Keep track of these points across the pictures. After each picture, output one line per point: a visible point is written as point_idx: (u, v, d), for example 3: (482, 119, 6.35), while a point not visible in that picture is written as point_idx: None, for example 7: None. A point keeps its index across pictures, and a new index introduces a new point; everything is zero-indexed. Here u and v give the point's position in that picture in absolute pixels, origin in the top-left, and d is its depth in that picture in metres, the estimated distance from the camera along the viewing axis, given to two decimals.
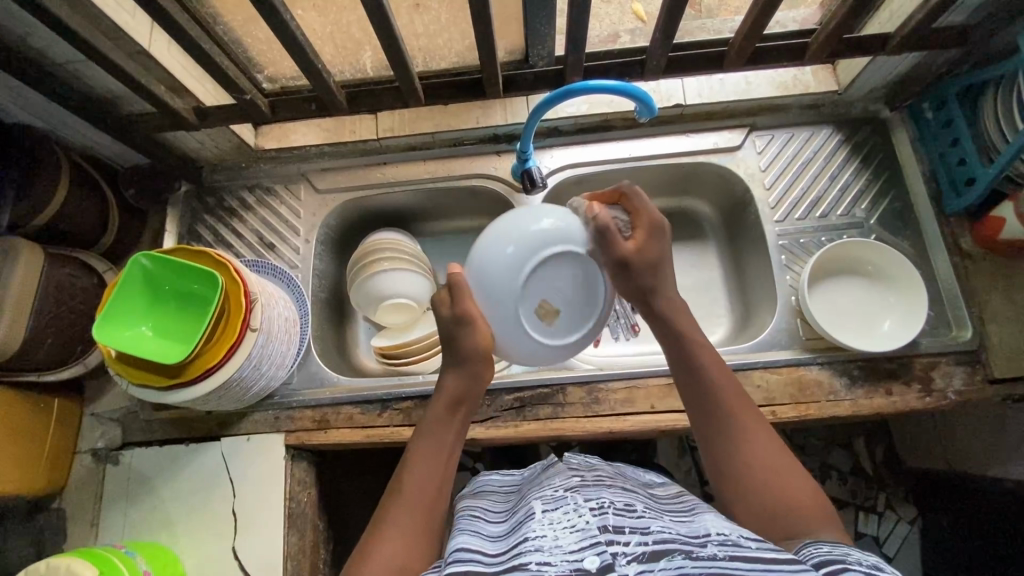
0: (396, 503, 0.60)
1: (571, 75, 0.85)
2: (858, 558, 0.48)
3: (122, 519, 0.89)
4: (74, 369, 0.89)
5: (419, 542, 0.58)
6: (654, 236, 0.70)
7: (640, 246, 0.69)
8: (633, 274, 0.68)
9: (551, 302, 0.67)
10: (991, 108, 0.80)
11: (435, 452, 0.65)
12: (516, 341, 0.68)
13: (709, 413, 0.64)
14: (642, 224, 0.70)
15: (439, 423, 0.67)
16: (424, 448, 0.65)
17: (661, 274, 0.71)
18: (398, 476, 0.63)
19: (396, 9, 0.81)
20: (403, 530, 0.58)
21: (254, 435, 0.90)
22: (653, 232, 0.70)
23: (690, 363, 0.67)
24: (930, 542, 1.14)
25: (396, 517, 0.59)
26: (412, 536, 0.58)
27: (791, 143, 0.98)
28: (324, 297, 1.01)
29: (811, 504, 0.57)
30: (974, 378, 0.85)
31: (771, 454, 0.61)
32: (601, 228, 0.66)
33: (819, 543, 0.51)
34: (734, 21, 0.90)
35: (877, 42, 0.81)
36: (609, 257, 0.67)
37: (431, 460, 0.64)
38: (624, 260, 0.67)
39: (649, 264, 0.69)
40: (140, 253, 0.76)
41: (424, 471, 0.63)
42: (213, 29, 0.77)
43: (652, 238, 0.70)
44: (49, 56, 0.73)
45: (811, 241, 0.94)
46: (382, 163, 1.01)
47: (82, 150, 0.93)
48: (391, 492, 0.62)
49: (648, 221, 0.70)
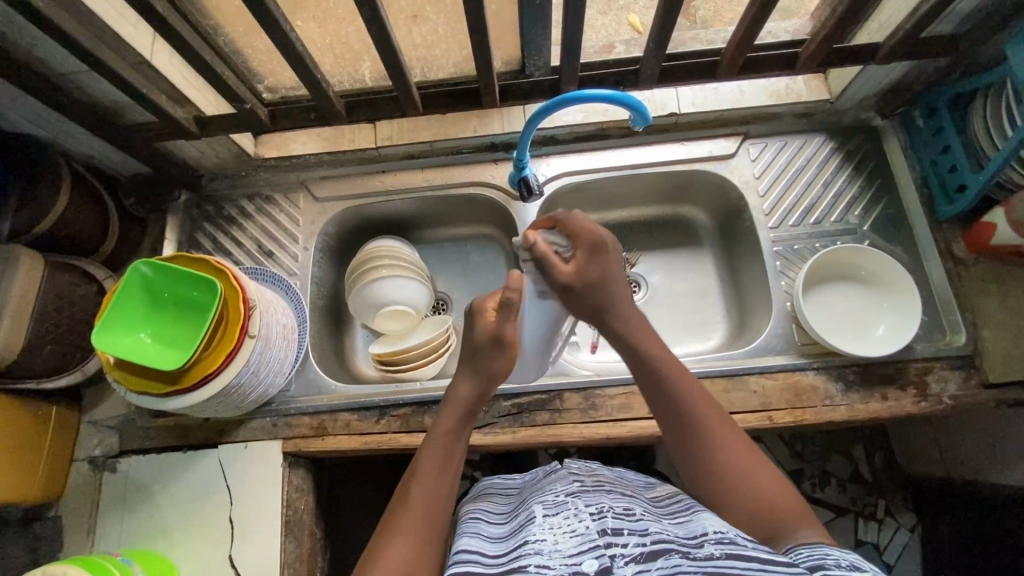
0: (401, 513, 0.60)
1: (566, 84, 0.87)
2: (836, 559, 0.48)
3: (119, 528, 0.88)
4: (72, 376, 0.89)
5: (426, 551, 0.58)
6: (592, 256, 0.72)
7: (577, 270, 0.72)
8: (578, 295, 0.72)
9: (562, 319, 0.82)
10: (981, 117, 0.82)
11: (441, 461, 0.64)
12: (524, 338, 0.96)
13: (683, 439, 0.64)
14: (581, 245, 0.73)
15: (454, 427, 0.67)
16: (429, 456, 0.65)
17: (609, 293, 0.71)
18: (402, 488, 0.63)
19: (393, 21, 0.82)
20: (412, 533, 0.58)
21: (252, 441, 0.90)
22: (586, 252, 0.72)
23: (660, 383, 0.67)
24: (930, 549, 1.14)
25: (406, 522, 0.59)
26: (420, 546, 0.58)
27: (786, 150, 0.99)
28: (323, 304, 1.02)
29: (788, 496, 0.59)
30: (969, 383, 0.85)
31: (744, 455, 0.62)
32: (538, 258, 0.75)
33: (799, 546, 0.52)
34: (726, 31, 0.92)
35: (867, 52, 0.83)
36: (554, 282, 0.74)
37: (438, 469, 0.64)
38: (563, 284, 0.73)
39: (594, 281, 0.72)
40: (141, 260, 0.76)
41: (429, 480, 0.62)
42: (215, 40, 0.79)
43: (590, 257, 0.72)
44: (52, 66, 0.74)
45: (806, 247, 0.95)
46: (381, 171, 1.02)
47: (84, 159, 0.94)
48: (396, 503, 0.62)
49: (587, 240, 0.73)
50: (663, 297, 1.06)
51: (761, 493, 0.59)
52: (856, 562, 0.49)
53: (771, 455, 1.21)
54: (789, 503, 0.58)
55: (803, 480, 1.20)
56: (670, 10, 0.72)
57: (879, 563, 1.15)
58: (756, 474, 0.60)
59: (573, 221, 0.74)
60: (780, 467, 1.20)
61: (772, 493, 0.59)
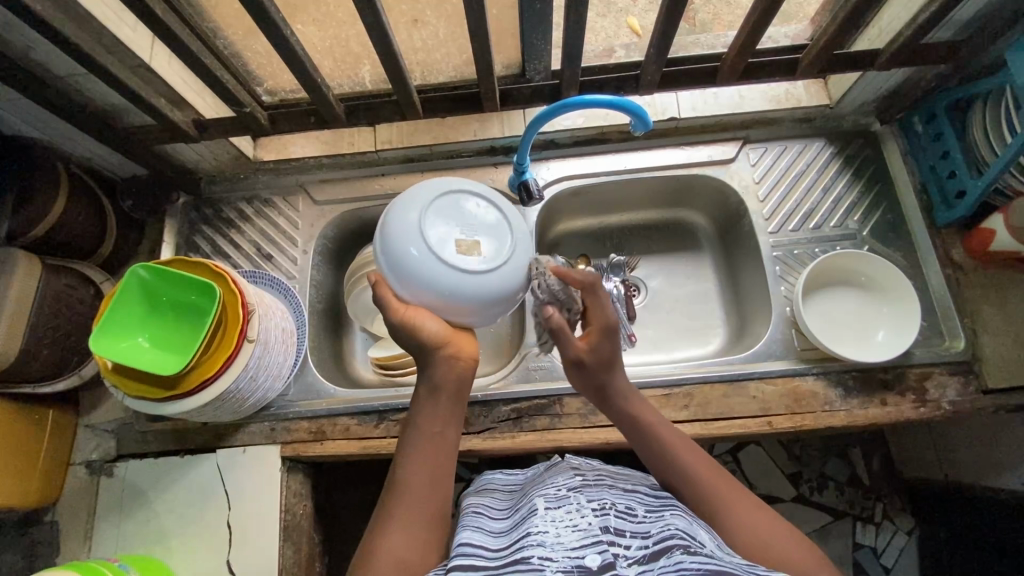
0: (389, 508, 0.59)
1: (567, 89, 0.86)
2: None
3: (115, 533, 0.88)
4: (69, 380, 0.89)
5: (415, 550, 0.57)
6: (602, 339, 0.68)
7: (588, 348, 0.68)
8: (586, 371, 0.69)
9: (450, 233, 0.65)
10: (980, 124, 0.82)
11: (427, 447, 0.62)
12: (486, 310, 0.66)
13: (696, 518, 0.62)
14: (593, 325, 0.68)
15: (429, 403, 0.64)
16: (416, 441, 0.63)
17: (614, 378, 0.69)
18: (390, 479, 0.62)
19: (394, 24, 0.82)
20: (406, 525, 0.58)
21: (250, 446, 0.89)
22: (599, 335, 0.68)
23: (666, 460, 0.66)
24: (927, 553, 1.14)
25: (397, 514, 0.59)
26: (408, 541, 0.57)
27: (784, 155, 0.99)
28: (321, 307, 1.01)
29: (801, 552, 0.57)
30: (968, 389, 0.86)
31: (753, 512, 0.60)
32: (555, 330, 0.69)
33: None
34: (726, 36, 0.92)
35: (867, 58, 0.83)
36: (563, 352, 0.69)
37: (423, 455, 0.62)
38: (574, 360, 0.68)
39: (603, 363, 0.69)
40: (138, 265, 0.75)
41: (413, 472, 0.61)
42: (214, 43, 0.78)
43: (605, 338, 0.68)
44: (50, 69, 0.74)
45: (805, 252, 0.95)
46: (380, 174, 1.02)
47: (81, 162, 0.94)
48: (385, 496, 0.61)
49: (601, 322, 0.68)
50: (661, 302, 1.06)
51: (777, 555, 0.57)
52: None
53: (770, 459, 1.21)
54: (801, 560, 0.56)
55: (801, 483, 1.20)
56: (671, 16, 0.72)
57: (877, 567, 1.15)
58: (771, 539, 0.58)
59: (597, 301, 0.69)
60: (779, 471, 1.20)
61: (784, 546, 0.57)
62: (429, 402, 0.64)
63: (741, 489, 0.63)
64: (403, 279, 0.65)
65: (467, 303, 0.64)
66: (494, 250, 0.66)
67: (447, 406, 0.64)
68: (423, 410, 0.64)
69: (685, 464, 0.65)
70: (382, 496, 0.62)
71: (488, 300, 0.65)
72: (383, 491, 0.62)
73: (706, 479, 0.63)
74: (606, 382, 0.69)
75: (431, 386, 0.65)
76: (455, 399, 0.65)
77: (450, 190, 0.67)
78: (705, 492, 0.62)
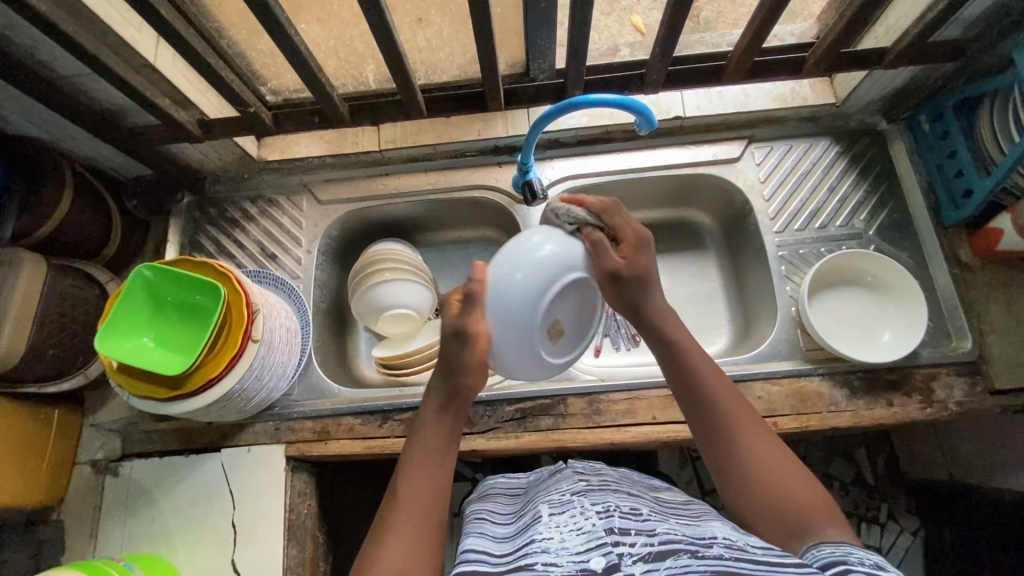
0: (390, 517, 0.59)
1: (571, 89, 0.86)
2: (859, 557, 0.50)
3: (121, 532, 0.88)
4: (75, 379, 0.89)
5: (418, 556, 0.56)
6: (639, 251, 0.68)
7: (626, 260, 0.67)
8: (627, 286, 0.67)
9: (554, 314, 0.67)
10: (987, 123, 0.81)
11: (428, 458, 0.63)
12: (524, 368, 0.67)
13: (710, 426, 0.63)
14: (629, 236, 0.68)
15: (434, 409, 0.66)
16: (417, 452, 0.63)
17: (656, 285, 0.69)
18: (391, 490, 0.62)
19: (398, 24, 0.82)
20: (405, 540, 0.57)
21: (255, 446, 0.89)
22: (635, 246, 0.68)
23: (683, 373, 0.66)
24: (932, 554, 1.14)
25: (397, 526, 0.58)
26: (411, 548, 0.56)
27: (790, 155, 0.98)
28: (325, 306, 1.01)
29: (813, 498, 0.58)
30: (975, 390, 0.85)
31: (772, 454, 0.61)
32: (593, 242, 0.67)
33: (820, 544, 0.53)
34: (731, 34, 0.92)
35: (874, 56, 0.82)
36: (601, 268, 0.67)
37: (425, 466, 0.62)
38: (615, 275, 0.67)
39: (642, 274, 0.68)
40: (144, 265, 0.76)
41: (416, 480, 0.61)
42: (218, 42, 0.78)
43: (638, 250, 0.68)
44: (56, 70, 0.74)
45: (811, 252, 0.94)
46: (384, 174, 1.02)
47: (86, 161, 0.94)
48: (385, 506, 0.61)
49: (635, 235, 0.68)
50: (666, 302, 1.06)
51: (793, 500, 0.57)
52: (879, 564, 0.49)
53: None
54: (811, 505, 0.57)
55: None
56: (676, 15, 0.72)
57: None
58: (780, 471, 0.59)
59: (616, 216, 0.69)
60: None
61: (797, 492, 0.58)
62: (431, 418, 0.66)
63: (748, 409, 0.64)
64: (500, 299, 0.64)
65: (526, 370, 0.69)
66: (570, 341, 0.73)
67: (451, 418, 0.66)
68: (424, 425, 0.65)
69: (694, 374, 0.66)
70: (387, 500, 0.62)
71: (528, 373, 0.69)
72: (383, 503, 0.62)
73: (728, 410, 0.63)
74: (637, 299, 0.68)
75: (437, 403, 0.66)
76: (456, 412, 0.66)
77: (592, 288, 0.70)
78: (714, 407, 0.64)
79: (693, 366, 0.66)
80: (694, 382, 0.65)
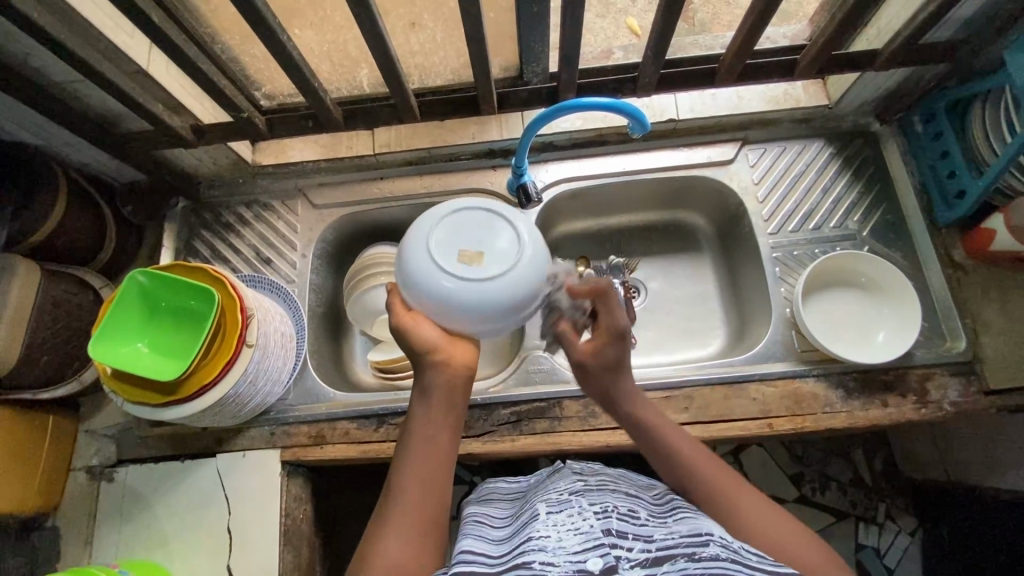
0: (389, 511, 0.59)
1: (564, 92, 0.86)
2: None
3: (116, 538, 0.88)
4: (70, 387, 0.89)
5: (416, 552, 0.56)
6: (611, 347, 0.70)
7: (593, 352, 0.71)
8: (593, 379, 0.71)
9: (451, 241, 0.66)
10: (979, 123, 0.81)
11: (427, 452, 0.62)
12: (454, 297, 0.63)
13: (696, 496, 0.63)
14: (603, 331, 0.70)
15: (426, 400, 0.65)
16: (416, 446, 0.63)
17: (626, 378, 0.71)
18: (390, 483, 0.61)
19: (391, 28, 0.82)
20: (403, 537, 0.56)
21: (251, 450, 0.89)
22: (605, 344, 0.70)
23: (658, 450, 0.67)
24: (930, 553, 1.13)
25: (395, 519, 0.58)
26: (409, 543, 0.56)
27: (783, 156, 0.99)
28: (321, 310, 1.01)
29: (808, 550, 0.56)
30: (969, 390, 0.85)
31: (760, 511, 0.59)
32: (561, 338, 0.73)
33: None
34: (724, 37, 0.92)
35: (866, 58, 0.83)
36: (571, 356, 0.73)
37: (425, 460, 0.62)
38: (579, 363, 0.72)
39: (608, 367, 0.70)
40: (138, 270, 0.76)
41: (416, 475, 0.61)
42: (211, 48, 0.78)
43: (612, 344, 0.70)
44: (49, 77, 0.74)
45: (805, 253, 0.94)
46: (379, 177, 1.02)
47: (80, 167, 0.94)
48: (384, 500, 0.60)
49: (609, 328, 0.70)
50: (661, 304, 1.06)
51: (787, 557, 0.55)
52: None
53: (771, 459, 1.21)
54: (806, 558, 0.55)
55: (803, 484, 1.20)
56: (668, 18, 0.72)
57: (880, 567, 1.15)
58: (772, 530, 0.57)
59: (607, 308, 0.71)
60: (780, 472, 1.20)
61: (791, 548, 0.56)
62: (428, 410, 0.65)
63: (728, 472, 0.64)
64: (400, 273, 0.67)
65: (462, 307, 0.64)
66: (500, 269, 0.64)
67: (450, 412, 0.65)
68: (422, 416, 0.64)
69: (676, 447, 0.66)
70: (381, 500, 0.61)
71: (471, 305, 0.63)
72: (381, 497, 0.61)
73: (708, 476, 0.63)
74: (612, 387, 0.71)
75: (427, 390, 0.65)
76: (453, 405, 0.66)
77: (505, 219, 0.66)
78: (699, 476, 0.63)
79: (665, 442, 0.67)
80: (672, 456, 0.66)
